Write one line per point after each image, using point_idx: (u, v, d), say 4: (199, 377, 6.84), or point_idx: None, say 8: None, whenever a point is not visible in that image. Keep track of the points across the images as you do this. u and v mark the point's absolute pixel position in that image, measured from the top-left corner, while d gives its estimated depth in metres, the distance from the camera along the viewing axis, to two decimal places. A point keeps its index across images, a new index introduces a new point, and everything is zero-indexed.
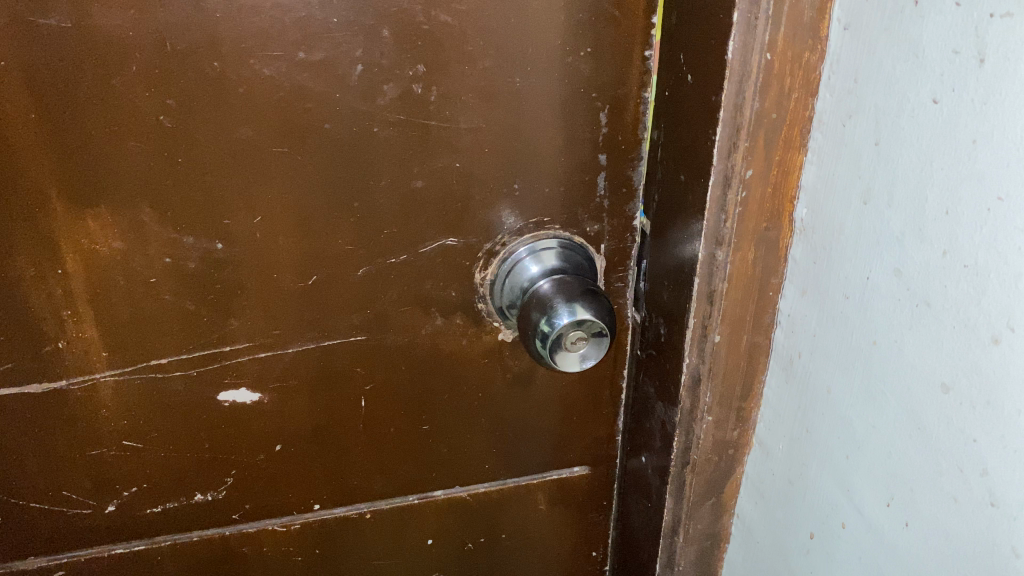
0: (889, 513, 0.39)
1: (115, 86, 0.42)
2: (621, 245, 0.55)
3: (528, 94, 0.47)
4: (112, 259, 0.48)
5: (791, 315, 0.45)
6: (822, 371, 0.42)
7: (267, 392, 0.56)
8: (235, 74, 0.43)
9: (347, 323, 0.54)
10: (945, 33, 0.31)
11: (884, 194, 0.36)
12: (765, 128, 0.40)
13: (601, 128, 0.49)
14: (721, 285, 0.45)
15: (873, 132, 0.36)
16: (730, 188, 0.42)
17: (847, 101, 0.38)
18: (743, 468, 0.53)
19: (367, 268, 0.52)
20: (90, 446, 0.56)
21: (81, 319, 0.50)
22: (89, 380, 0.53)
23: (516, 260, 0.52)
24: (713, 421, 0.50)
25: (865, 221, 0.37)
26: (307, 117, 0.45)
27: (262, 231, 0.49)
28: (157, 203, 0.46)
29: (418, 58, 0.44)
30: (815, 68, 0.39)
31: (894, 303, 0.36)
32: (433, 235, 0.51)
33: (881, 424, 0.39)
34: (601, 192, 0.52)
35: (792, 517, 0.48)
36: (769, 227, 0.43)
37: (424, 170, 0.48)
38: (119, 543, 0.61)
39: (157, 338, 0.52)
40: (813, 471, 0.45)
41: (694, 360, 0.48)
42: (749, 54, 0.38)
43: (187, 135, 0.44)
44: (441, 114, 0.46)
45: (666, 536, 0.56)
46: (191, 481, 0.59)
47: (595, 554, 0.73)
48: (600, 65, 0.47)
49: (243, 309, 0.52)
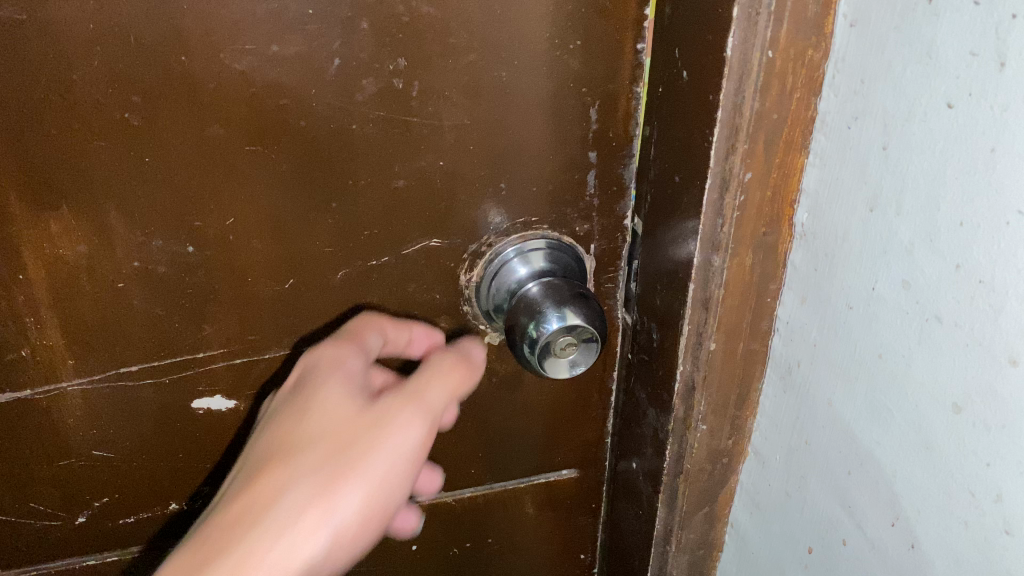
0: (893, 533, 0.38)
1: (76, 82, 0.39)
2: (611, 245, 0.53)
3: (514, 89, 0.44)
4: (77, 264, 0.45)
5: (789, 323, 0.43)
6: (823, 382, 0.41)
7: (244, 399, 0.54)
8: (204, 69, 0.40)
9: (327, 328, 0.52)
10: (962, 34, 0.29)
11: (893, 202, 0.34)
12: (765, 129, 0.38)
13: (591, 125, 0.47)
14: (717, 292, 0.43)
15: (881, 136, 0.34)
16: (728, 192, 0.40)
17: (854, 102, 0.36)
18: (737, 477, 0.51)
19: (347, 270, 0.49)
20: (58, 457, 0.53)
21: (46, 327, 0.47)
22: (55, 389, 0.50)
23: (504, 261, 0.51)
24: (708, 430, 0.48)
25: (871, 230, 0.36)
26: (281, 114, 0.42)
27: (235, 233, 0.46)
28: (124, 205, 0.44)
29: (399, 51, 0.42)
30: (819, 66, 0.37)
31: (901, 316, 0.35)
32: (416, 237, 0.49)
33: (886, 441, 0.37)
34: (591, 190, 0.50)
35: (789, 531, 0.46)
36: (768, 231, 0.41)
37: (406, 169, 0.46)
38: (91, 554, 0.60)
39: (126, 345, 0.49)
40: (812, 484, 0.43)
41: (688, 368, 0.46)
42: (750, 51, 0.36)
43: (153, 134, 0.42)
44: (424, 110, 0.44)
45: (658, 545, 0.55)
46: (166, 490, 0.57)
47: (584, 557, 0.72)
48: (589, 58, 0.44)
49: (217, 314, 0.49)
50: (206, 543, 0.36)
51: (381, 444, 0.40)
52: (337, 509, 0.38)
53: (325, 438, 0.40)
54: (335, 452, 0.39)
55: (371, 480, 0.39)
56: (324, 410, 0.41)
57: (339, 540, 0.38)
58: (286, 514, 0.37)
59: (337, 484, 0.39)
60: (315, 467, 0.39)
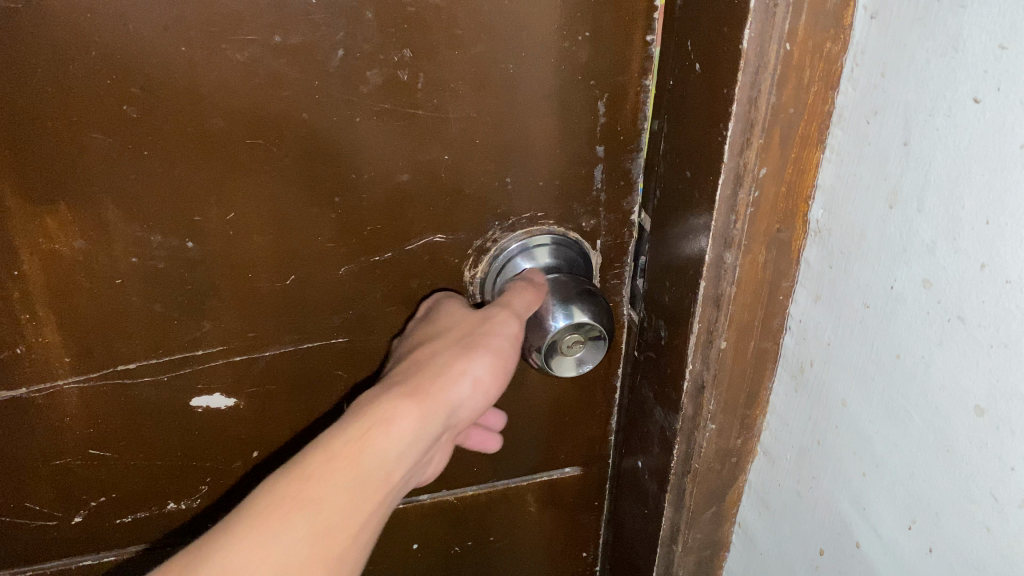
0: (910, 537, 0.37)
1: (73, 73, 0.38)
2: (617, 241, 0.52)
3: (522, 82, 0.43)
4: (73, 259, 0.44)
5: (802, 321, 0.42)
6: (837, 381, 0.40)
7: (244, 396, 0.53)
8: (205, 60, 0.39)
9: (328, 325, 0.51)
10: (990, 26, 0.29)
11: (913, 198, 0.33)
12: (781, 124, 0.37)
13: (599, 118, 0.46)
14: (729, 289, 0.42)
15: (902, 131, 0.33)
16: (742, 187, 0.39)
17: (873, 97, 0.35)
18: (746, 476, 0.51)
19: (350, 266, 0.48)
20: (54, 456, 0.52)
21: (41, 324, 0.46)
22: (51, 387, 0.49)
23: (509, 257, 0.50)
24: (717, 430, 0.47)
25: (890, 227, 0.35)
26: (283, 107, 0.41)
27: (235, 228, 0.45)
28: (122, 199, 0.43)
29: (404, 42, 0.41)
30: (837, 59, 0.36)
31: (921, 315, 0.34)
32: (420, 232, 0.48)
33: (904, 443, 0.36)
34: (598, 184, 0.49)
35: (800, 531, 0.46)
36: (782, 228, 0.40)
37: (411, 163, 0.45)
38: (87, 555, 0.59)
39: (124, 343, 0.48)
40: (825, 485, 0.43)
41: (698, 366, 0.45)
42: (767, 44, 0.35)
43: (153, 126, 0.41)
44: (429, 102, 0.43)
45: (664, 544, 0.54)
46: (164, 489, 0.56)
47: (585, 555, 0.71)
48: (598, 50, 0.43)
49: (217, 311, 0.48)
50: (379, 391, 0.40)
51: (495, 325, 0.44)
52: (476, 362, 0.42)
53: (454, 327, 0.44)
54: (462, 336, 0.44)
55: (499, 344, 0.43)
56: (447, 312, 0.45)
57: (484, 385, 0.43)
58: (438, 368, 0.42)
59: (472, 349, 0.43)
60: (451, 342, 0.43)
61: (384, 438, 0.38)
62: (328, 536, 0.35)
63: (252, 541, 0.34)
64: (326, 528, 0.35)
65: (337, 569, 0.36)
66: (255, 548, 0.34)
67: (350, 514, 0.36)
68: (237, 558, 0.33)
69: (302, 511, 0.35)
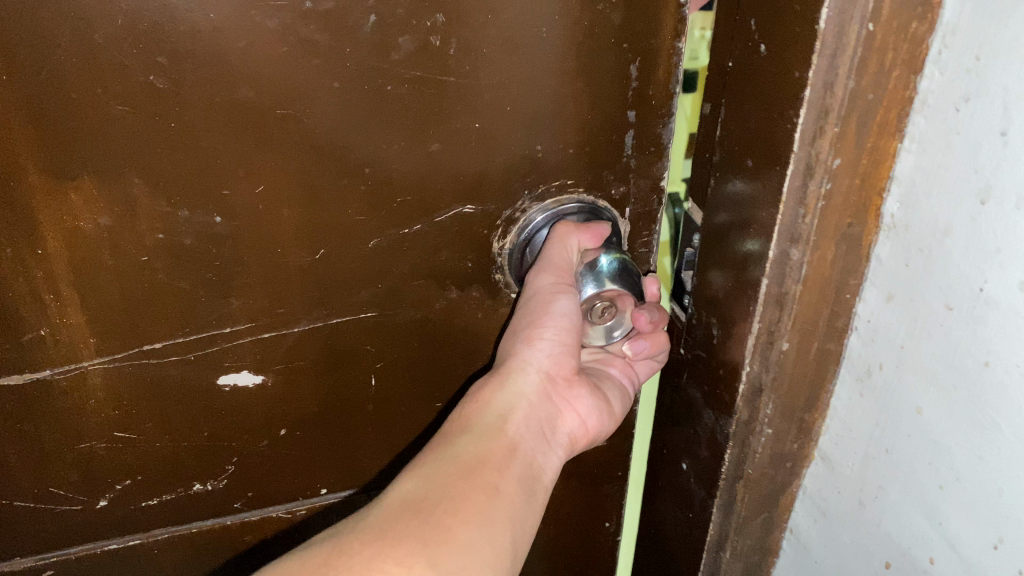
0: (996, 556, 0.35)
1: (97, 42, 0.36)
2: (648, 211, 0.49)
3: (560, 46, 0.40)
4: (97, 237, 0.42)
5: (871, 322, 0.39)
6: (910, 388, 0.37)
7: (272, 373, 0.51)
8: (233, 27, 0.36)
9: (356, 300, 0.49)
10: None
11: (1010, 195, 0.30)
12: (858, 111, 0.34)
13: (631, 82, 0.43)
14: (795, 288, 0.39)
15: (999, 118, 0.30)
16: (813, 179, 0.36)
17: (965, 81, 0.31)
18: (800, 481, 0.48)
19: (379, 239, 0.46)
20: (79, 439, 0.51)
21: (65, 304, 0.44)
22: (76, 368, 0.47)
23: (536, 230, 0.47)
24: (773, 434, 0.45)
25: (982, 225, 0.32)
26: (313, 76, 0.39)
27: (264, 201, 0.43)
28: (148, 175, 0.41)
29: (438, 6, 0.38)
30: (923, 39, 0.32)
31: (1016, 321, 0.31)
32: (449, 204, 0.45)
33: (991, 456, 0.33)
34: (628, 150, 0.46)
35: (862, 542, 0.43)
36: (852, 223, 0.37)
37: (442, 133, 0.42)
38: (112, 539, 0.57)
39: (150, 322, 0.46)
40: (893, 495, 0.40)
41: (756, 368, 0.42)
42: (847, 27, 0.32)
43: (178, 97, 0.38)
44: (461, 69, 0.40)
45: (710, 550, 0.52)
46: (189, 472, 0.55)
47: (608, 524, 0.69)
48: (635, 12, 0.40)
49: (245, 288, 0.46)
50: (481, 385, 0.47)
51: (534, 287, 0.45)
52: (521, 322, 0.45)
53: None
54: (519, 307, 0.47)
55: (538, 301, 0.45)
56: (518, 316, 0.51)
57: (548, 338, 0.46)
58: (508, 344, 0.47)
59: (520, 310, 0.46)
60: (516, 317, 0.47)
61: (473, 409, 0.44)
62: (478, 469, 0.40)
63: (416, 480, 0.39)
64: (470, 464, 0.40)
65: (505, 489, 0.40)
66: (421, 483, 0.39)
67: (485, 452, 0.41)
68: (413, 490, 0.38)
69: (446, 457, 0.41)
